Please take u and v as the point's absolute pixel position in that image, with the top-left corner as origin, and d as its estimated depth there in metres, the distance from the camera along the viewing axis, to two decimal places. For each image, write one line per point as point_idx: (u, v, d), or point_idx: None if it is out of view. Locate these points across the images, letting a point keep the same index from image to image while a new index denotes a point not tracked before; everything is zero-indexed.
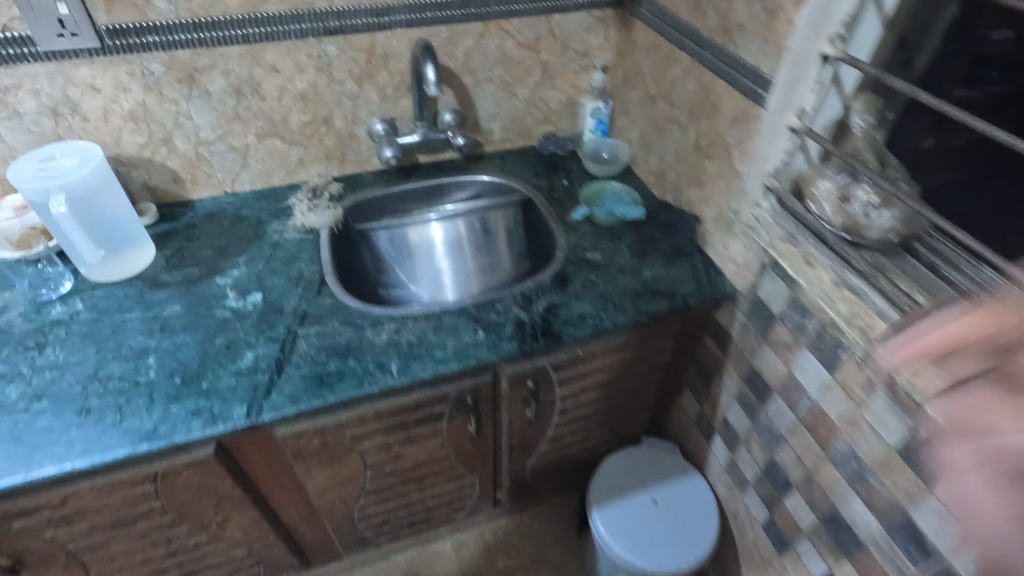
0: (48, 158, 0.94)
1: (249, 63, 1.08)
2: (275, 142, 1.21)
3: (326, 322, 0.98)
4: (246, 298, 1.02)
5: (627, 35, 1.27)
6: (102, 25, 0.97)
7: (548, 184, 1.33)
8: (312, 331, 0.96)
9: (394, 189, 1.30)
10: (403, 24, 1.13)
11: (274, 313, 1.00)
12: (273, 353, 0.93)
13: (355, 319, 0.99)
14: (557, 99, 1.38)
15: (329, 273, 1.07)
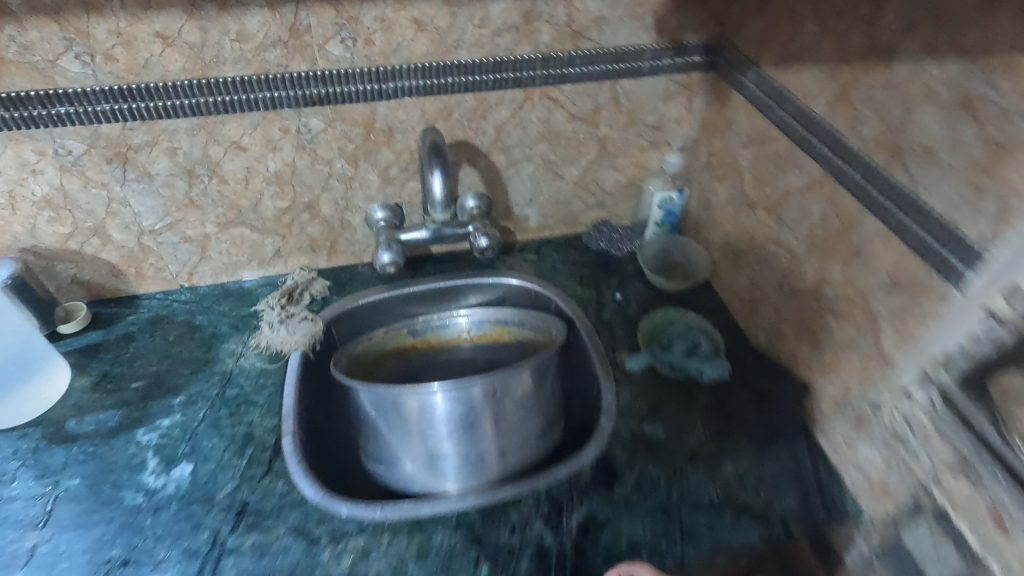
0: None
1: (201, 139, 0.80)
2: (242, 230, 0.93)
3: (270, 530, 0.69)
4: (171, 472, 0.75)
5: (719, 108, 0.93)
6: None
7: (596, 296, 1.01)
8: (246, 546, 0.68)
9: (395, 292, 1.00)
10: (413, 91, 0.82)
11: (201, 504, 0.72)
12: None
13: (309, 528, 0.69)
14: (617, 181, 1.05)
15: (287, 430, 0.79)
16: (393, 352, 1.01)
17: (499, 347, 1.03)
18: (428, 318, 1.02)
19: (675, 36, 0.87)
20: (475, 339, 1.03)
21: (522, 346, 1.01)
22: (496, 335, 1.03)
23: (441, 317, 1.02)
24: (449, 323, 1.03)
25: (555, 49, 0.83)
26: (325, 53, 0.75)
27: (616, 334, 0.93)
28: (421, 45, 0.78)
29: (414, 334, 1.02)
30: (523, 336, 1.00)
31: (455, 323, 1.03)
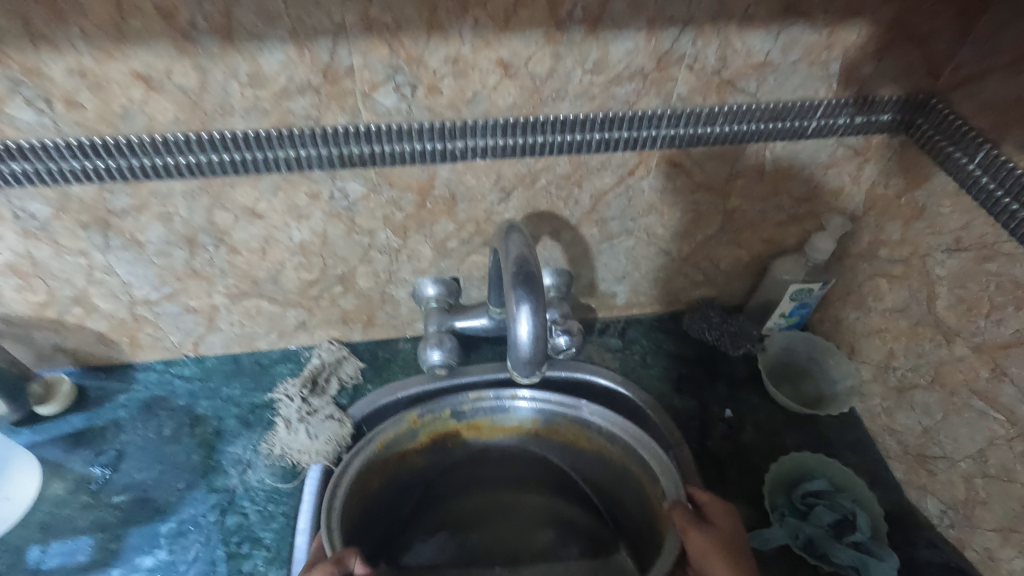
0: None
1: (203, 204, 0.60)
2: (259, 302, 0.73)
3: None
4: None
5: (904, 185, 0.67)
6: None
7: (700, 409, 0.78)
8: None
9: (447, 384, 0.78)
10: (488, 153, 0.60)
11: None
12: None
13: None
14: (737, 258, 0.80)
15: None
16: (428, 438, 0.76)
17: (572, 449, 0.79)
18: (479, 399, 0.75)
19: (861, 88, 0.61)
20: (540, 430, 0.78)
21: (606, 461, 0.76)
22: (574, 437, 0.77)
23: (501, 403, 0.76)
24: (508, 410, 0.77)
25: (691, 103, 0.59)
26: (372, 104, 0.53)
27: (728, 477, 0.71)
28: (506, 94, 0.55)
29: (460, 416, 0.76)
30: (612, 453, 0.74)
31: (519, 411, 0.76)
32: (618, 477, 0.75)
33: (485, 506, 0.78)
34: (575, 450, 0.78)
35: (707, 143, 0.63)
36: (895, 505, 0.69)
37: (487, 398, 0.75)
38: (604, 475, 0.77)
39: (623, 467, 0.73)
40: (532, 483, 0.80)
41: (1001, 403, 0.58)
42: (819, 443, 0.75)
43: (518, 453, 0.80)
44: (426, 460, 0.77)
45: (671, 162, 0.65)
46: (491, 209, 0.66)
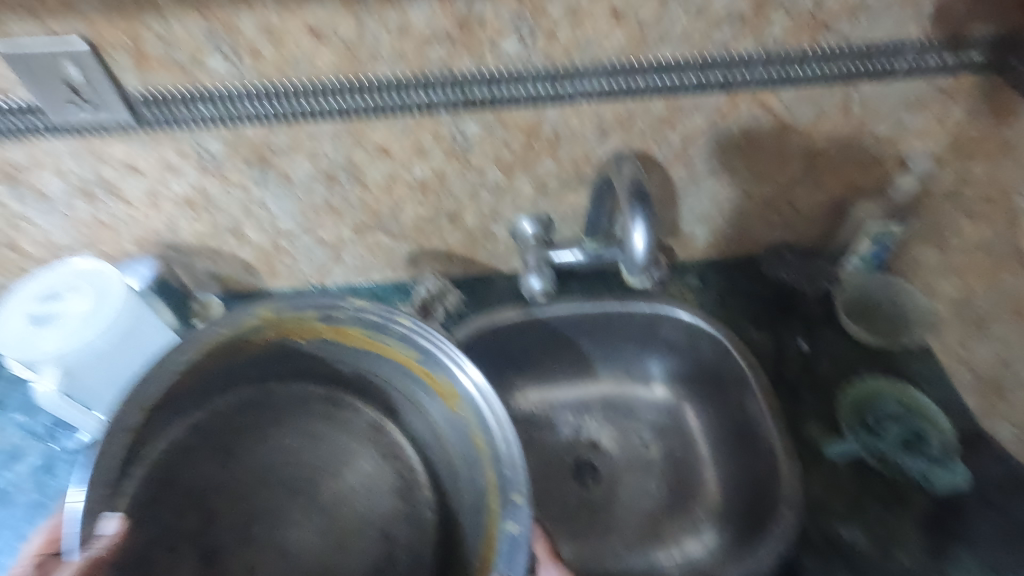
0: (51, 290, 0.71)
1: (346, 143, 0.70)
2: (379, 237, 0.84)
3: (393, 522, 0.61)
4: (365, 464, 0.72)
5: (995, 124, 0.69)
6: (135, 92, 0.62)
7: (776, 342, 0.84)
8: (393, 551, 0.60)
9: (543, 314, 0.86)
10: (593, 96, 0.66)
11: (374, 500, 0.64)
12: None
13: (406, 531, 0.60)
14: (817, 202, 0.84)
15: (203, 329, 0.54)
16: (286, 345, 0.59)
17: (440, 409, 0.60)
18: (366, 307, 0.57)
19: (954, 29, 0.64)
20: (415, 369, 0.59)
21: (454, 426, 0.58)
22: (443, 394, 0.58)
23: (419, 341, 0.57)
24: (393, 333, 0.57)
25: (785, 46, 0.64)
26: (498, 51, 0.61)
27: (803, 400, 0.77)
28: (615, 40, 0.61)
29: (366, 329, 0.58)
30: (476, 432, 0.56)
31: (431, 357, 0.57)
32: (469, 462, 0.58)
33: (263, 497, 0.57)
34: (443, 409, 0.60)
35: (797, 86, 0.68)
36: (968, 431, 0.73)
37: (418, 326, 0.57)
38: (457, 442, 0.59)
39: (467, 438, 0.57)
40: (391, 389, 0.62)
41: None
42: (893, 375, 0.79)
43: (392, 368, 0.60)
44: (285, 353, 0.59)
45: (761, 103, 0.70)
46: (589, 149, 0.73)
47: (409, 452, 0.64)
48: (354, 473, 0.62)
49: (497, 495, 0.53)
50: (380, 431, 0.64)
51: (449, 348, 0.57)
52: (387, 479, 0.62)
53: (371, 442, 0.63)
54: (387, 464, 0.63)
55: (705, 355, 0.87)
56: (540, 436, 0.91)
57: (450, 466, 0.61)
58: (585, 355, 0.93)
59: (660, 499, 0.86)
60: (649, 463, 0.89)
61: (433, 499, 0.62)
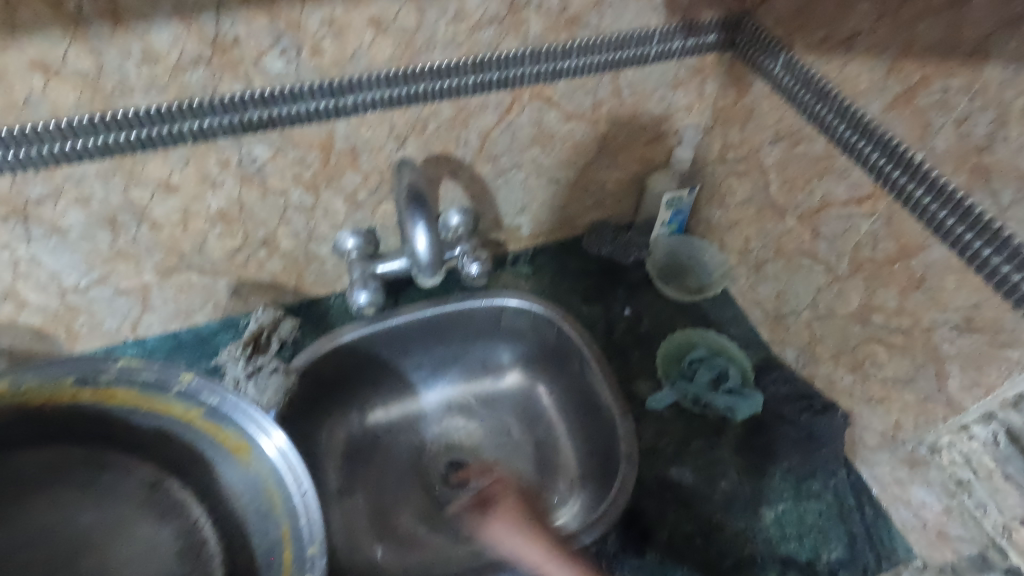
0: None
1: (118, 183, 0.64)
2: (188, 276, 0.78)
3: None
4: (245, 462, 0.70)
5: (738, 94, 0.80)
6: None
7: (604, 312, 0.90)
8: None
9: (384, 325, 0.87)
10: (377, 105, 0.67)
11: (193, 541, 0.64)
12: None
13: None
14: (618, 180, 0.91)
15: None
16: (55, 413, 0.60)
17: (230, 469, 0.62)
18: (134, 367, 0.59)
19: (685, 15, 0.73)
20: (202, 425, 0.62)
21: (249, 480, 0.61)
22: (236, 451, 0.61)
23: (207, 398, 0.60)
24: (175, 391, 0.60)
25: (546, 40, 0.69)
26: (261, 69, 0.60)
27: (631, 360, 0.84)
28: (383, 48, 0.62)
29: (145, 390, 0.60)
30: (269, 486, 0.60)
31: (220, 413, 0.60)
32: (262, 517, 0.60)
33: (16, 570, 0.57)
34: (237, 468, 0.62)
35: (568, 77, 0.73)
36: (765, 360, 0.84)
37: (205, 383, 0.60)
38: (249, 499, 0.62)
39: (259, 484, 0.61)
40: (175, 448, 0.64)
41: (822, 256, 0.72)
42: (703, 322, 0.89)
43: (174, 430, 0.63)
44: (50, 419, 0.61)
45: (541, 96, 0.75)
46: (390, 157, 0.74)
47: (193, 509, 0.64)
48: (130, 543, 0.61)
49: (293, 546, 0.57)
50: (163, 488, 0.65)
51: (241, 407, 0.60)
52: (165, 539, 0.63)
53: (149, 503, 0.64)
54: (163, 525, 0.63)
55: (545, 335, 0.92)
56: (404, 446, 0.92)
57: (238, 523, 0.62)
58: (438, 358, 0.95)
59: (525, 480, 0.89)
60: (500, 448, 0.93)
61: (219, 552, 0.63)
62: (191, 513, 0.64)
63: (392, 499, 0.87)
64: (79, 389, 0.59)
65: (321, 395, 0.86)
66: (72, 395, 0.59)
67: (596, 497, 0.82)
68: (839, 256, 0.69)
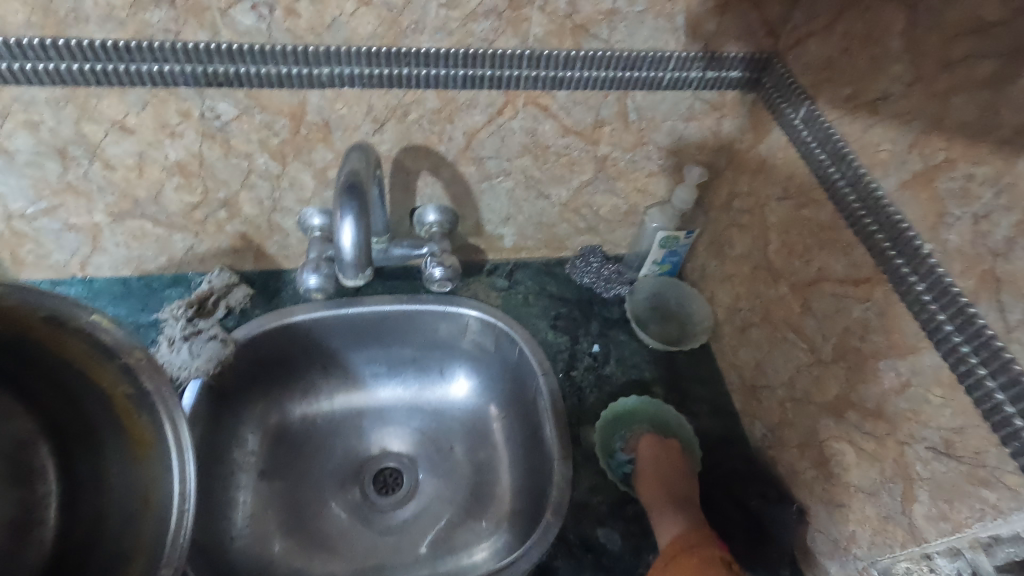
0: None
1: (70, 114, 0.61)
2: (142, 223, 0.75)
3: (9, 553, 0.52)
4: None
5: (754, 141, 0.73)
6: None
7: (571, 344, 0.84)
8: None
9: (337, 313, 0.83)
10: (355, 82, 0.63)
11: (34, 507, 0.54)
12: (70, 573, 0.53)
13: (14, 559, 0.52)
14: (613, 207, 0.85)
15: None
16: (6, 334, 0.50)
17: (116, 451, 0.54)
18: (109, 328, 0.51)
19: (708, 44, 0.66)
20: (120, 406, 0.53)
21: (126, 466, 0.54)
22: (136, 441, 0.53)
23: (144, 383, 0.52)
24: (121, 362, 0.52)
25: (548, 46, 0.63)
26: (231, 22, 0.56)
27: (586, 402, 0.78)
28: (365, 23, 0.59)
29: (97, 354, 0.51)
30: (152, 490, 0.53)
31: (148, 399, 0.53)
32: (125, 519, 0.53)
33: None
34: (124, 460, 0.54)
35: (570, 88, 0.68)
36: (729, 431, 0.77)
37: (154, 369, 0.53)
38: (122, 493, 0.54)
39: (135, 477, 0.53)
40: (103, 430, 0.55)
41: (806, 333, 0.65)
42: (674, 377, 0.82)
43: (85, 401, 0.54)
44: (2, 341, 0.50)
45: (537, 104, 0.69)
46: (365, 140, 0.69)
47: (50, 482, 0.55)
48: None
49: (145, 564, 0.50)
50: (31, 450, 0.55)
51: (176, 405, 0.53)
52: (3, 503, 0.53)
53: (9, 462, 0.54)
54: (7, 489, 0.54)
55: (506, 356, 0.86)
56: (340, 440, 0.87)
57: (96, 515, 0.54)
58: (395, 357, 0.90)
59: (456, 504, 0.84)
60: (435, 465, 0.87)
61: (52, 542, 0.54)
62: (44, 488, 0.55)
63: (309, 495, 0.82)
64: (36, 323, 0.49)
65: (259, 371, 0.82)
66: (27, 326, 0.49)
67: (520, 540, 0.76)
68: (824, 338, 0.62)
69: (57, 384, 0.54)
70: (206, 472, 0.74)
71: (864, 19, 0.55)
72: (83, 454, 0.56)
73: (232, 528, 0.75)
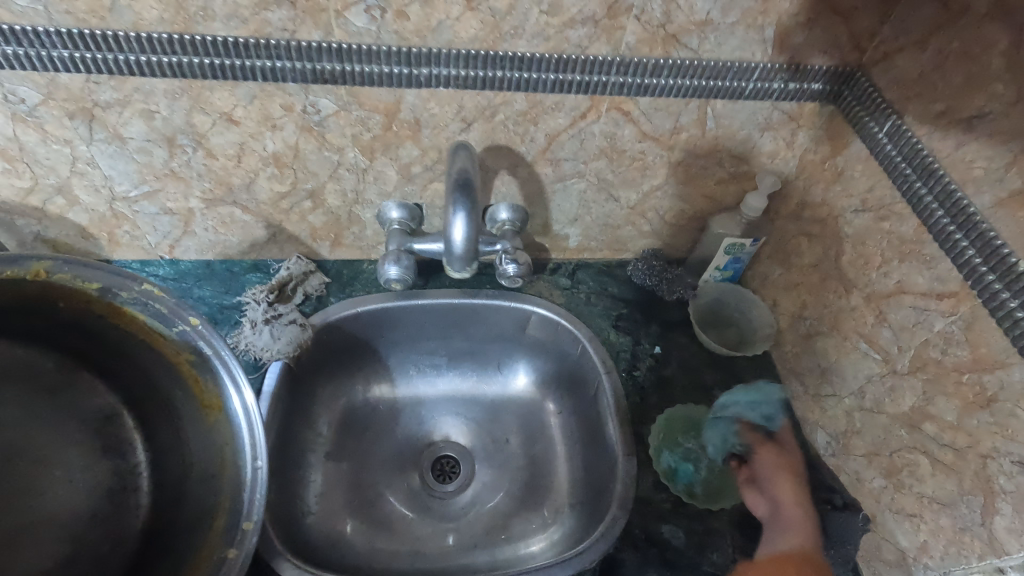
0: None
1: (184, 105, 0.65)
2: (232, 210, 0.79)
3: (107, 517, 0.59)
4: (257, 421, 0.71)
5: (829, 152, 0.74)
6: None
7: (632, 344, 0.86)
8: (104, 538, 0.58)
9: (405, 304, 0.86)
10: (451, 83, 0.65)
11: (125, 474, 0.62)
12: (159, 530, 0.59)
13: (113, 521, 0.59)
14: (679, 212, 0.86)
15: None
16: (73, 311, 0.57)
17: (190, 419, 0.60)
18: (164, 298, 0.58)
19: (794, 56, 0.67)
20: (185, 372, 0.59)
21: (200, 430, 0.59)
22: (205, 405, 0.59)
23: (203, 347, 0.58)
24: (178, 329, 0.58)
25: (638, 53, 0.65)
26: (344, 22, 0.59)
27: (648, 401, 0.80)
28: (468, 26, 0.61)
29: (155, 321, 0.57)
30: (226, 450, 0.58)
31: (209, 362, 0.58)
32: (207, 480, 0.58)
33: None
34: (199, 424, 0.59)
35: (653, 95, 0.69)
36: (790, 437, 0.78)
37: (209, 333, 0.58)
38: (199, 455, 0.59)
39: (208, 439, 0.59)
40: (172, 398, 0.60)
41: (880, 344, 0.66)
42: (735, 382, 0.83)
43: (154, 372, 0.60)
44: (73, 316, 0.57)
45: (620, 109, 0.71)
46: (452, 138, 0.72)
47: (137, 453, 0.63)
48: (65, 468, 0.58)
49: (226, 519, 0.55)
50: (116, 424, 0.62)
51: (230, 360, 0.58)
52: (101, 472, 0.60)
53: (100, 435, 0.61)
54: (102, 460, 0.61)
55: (565, 352, 0.88)
56: (400, 426, 0.90)
57: (181, 477, 0.60)
58: (455, 349, 0.92)
59: (511, 493, 0.86)
60: (490, 454, 0.90)
61: (146, 505, 0.61)
62: (134, 459, 0.62)
63: (372, 477, 0.85)
64: (96, 297, 0.56)
65: (329, 356, 0.86)
66: (87, 300, 0.56)
67: (580, 530, 0.78)
68: (900, 350, 0.63)
69: (130, 361, 0.60)
70: (284, 450, 0.77)
71: (960, 37, 0.56)
72: (159, 424, 0.62)
73: (306, 504, 0.78)
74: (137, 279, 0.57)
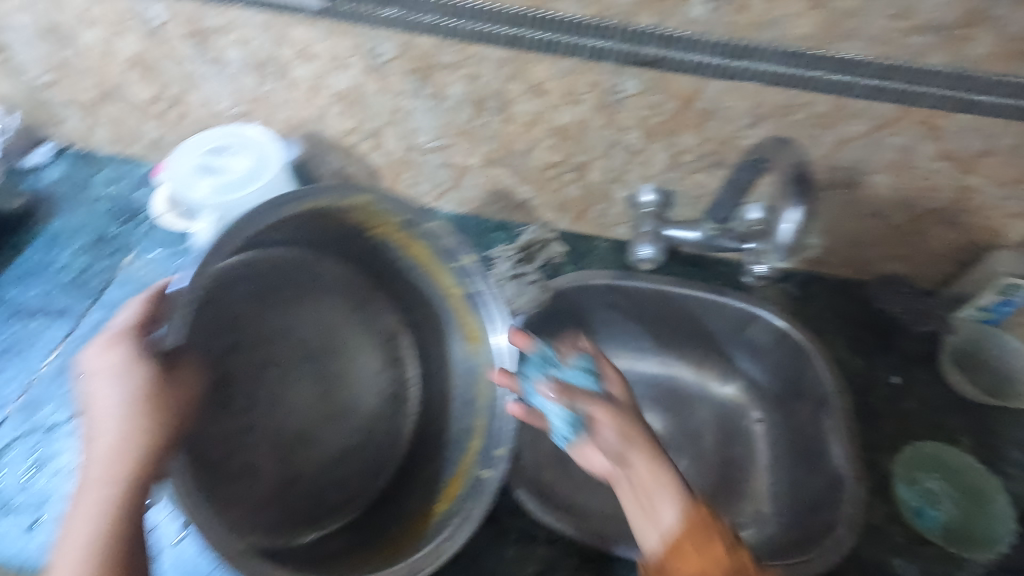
0: (219, 144, 0.77)
1: (506, 73, 0.72)
2: (502, 172, 0.86)
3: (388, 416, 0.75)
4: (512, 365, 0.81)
5: None
6: None
7: (867, 367, 0.83)
8: (386, 435, 0.75)
9: (638, 285, 0.88)
10: (766, 80, 0.66)
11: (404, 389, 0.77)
12: (427, 438, 0.74)
13: (392, 421, 0.75)
14: (948, 240, 0.80)
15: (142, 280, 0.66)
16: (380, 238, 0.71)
17: (459, 342, 0.72)
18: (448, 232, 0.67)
19: None
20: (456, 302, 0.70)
21: (465, 351, 0.72)
22: (470, 334, 0.70)
23: (476, 284, 0.67)
24: (456, 264, 0.68)
25: (981, 67, 0.61)
26: (684, 14, 0.63)
27: (883, 430, 0.78)
28: (804, 25, 0.61)
29: (439, 253, 0.69)
30: (483, 377, 0.69)
31: (477, 299, 0.68)
32: (467, 406, 0.71)
33: (276, 357, 0.72)
34: (463, 349, 0.72)
35: (979, 113, 0.64)
36: None
37: (480, 273, 0.67)
38: (461, 379, 0.72)
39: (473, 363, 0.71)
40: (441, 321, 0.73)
41: None
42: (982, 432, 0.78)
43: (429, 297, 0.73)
44: (375, 242, 0.72)
45: (929, 123, 0.67)
46: (737, 132, 0.73)
47: (411, 367, 0.77)
48: (366, 366, 0.76)
49: (484, 442, 0.67)
50: (398, 338, 0.77)
51: (495, 302, 0.67)
52: (388, 378, 0.76)
53: (390, 346, 0.77)
54: (390, 369, 0.77)
55: (787, 363, 0.86)
56: None
57: (446, 399, 0.74)
58: (668, 335, 0.95)
59: (709, 481, 0.87)
60: (689, 439, 0.91)
61: (415, 414, 0.76)
62: (410, 373, 0.77)
63: None
64: (401, 229, 0.69)
65: (559, 319, 0.91)
66: (393, 233, 0.69)
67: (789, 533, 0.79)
68: None
69: (415, 288, 0.74)
70: None
71: None
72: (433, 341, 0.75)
73: None
74: (436, 217, 0.68)
